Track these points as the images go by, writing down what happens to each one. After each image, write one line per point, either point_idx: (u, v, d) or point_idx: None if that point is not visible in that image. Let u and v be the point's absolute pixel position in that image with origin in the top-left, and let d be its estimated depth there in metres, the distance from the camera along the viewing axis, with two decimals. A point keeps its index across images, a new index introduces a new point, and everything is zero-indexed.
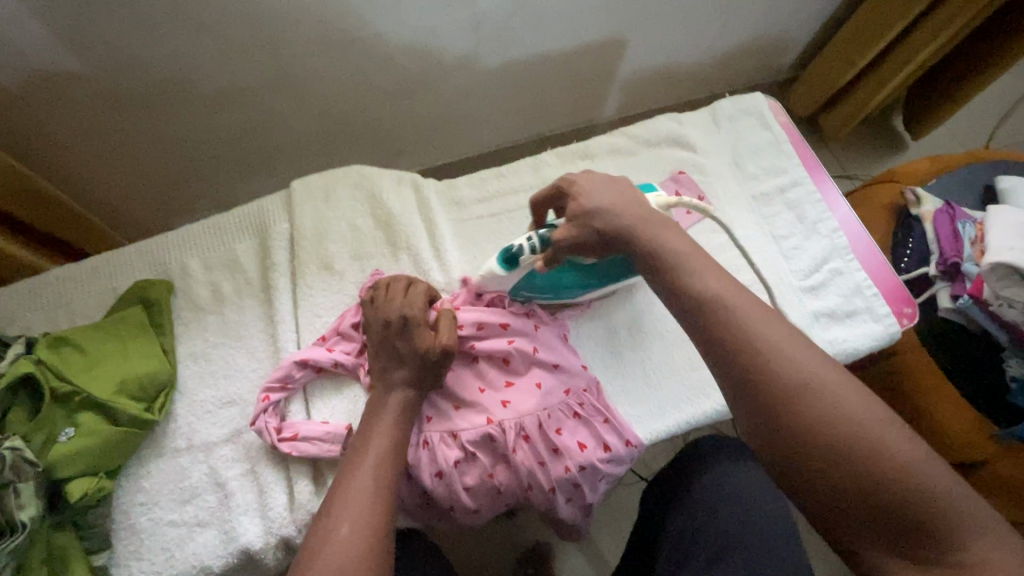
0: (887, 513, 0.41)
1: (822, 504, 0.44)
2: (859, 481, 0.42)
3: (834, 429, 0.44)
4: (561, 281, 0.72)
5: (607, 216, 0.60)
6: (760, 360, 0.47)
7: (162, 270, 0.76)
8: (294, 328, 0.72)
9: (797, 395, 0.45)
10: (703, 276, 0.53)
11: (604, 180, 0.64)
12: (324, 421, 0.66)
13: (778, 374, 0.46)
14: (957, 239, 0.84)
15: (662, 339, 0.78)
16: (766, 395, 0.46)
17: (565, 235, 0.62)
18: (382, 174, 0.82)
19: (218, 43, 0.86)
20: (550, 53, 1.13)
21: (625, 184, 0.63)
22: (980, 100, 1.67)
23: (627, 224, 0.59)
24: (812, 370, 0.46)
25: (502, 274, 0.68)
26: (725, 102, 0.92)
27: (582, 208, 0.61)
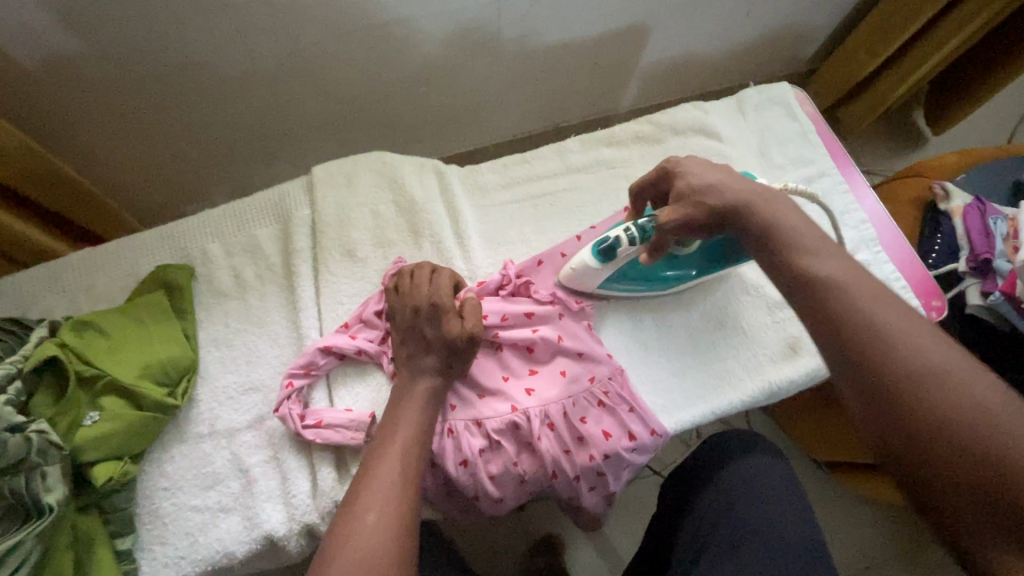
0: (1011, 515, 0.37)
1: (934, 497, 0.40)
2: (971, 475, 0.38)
3: (951, 416, 0.40)
4: (653, 271, 0.73)
5: (713, 195, 0.60)
6: None
7: (183, 255, 0.75)
8: (316, 315, 0.72)
9: (914, 374, 0.42)
10: (818, 258, 0.51)
11: (706, 162, 0.64)
12: (348, 409, 0.65)
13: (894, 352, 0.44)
14: (988, 235, 0.82)
15: (692, 331, 0.77)
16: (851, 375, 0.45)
17: (670, 218, 0.62)
18: (406, 161, 0.81)
19: (239, 27, 0.85)
20: (571, 41, 1.12)
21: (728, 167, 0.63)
22: (1003, 95, 1.64)
23: (736, 200, 0.58)
24: (903, 347, 0.44)
25: (596, 266, 0.69)
26: (751, 92, 0.90)
27: (690, 186, 0.61)
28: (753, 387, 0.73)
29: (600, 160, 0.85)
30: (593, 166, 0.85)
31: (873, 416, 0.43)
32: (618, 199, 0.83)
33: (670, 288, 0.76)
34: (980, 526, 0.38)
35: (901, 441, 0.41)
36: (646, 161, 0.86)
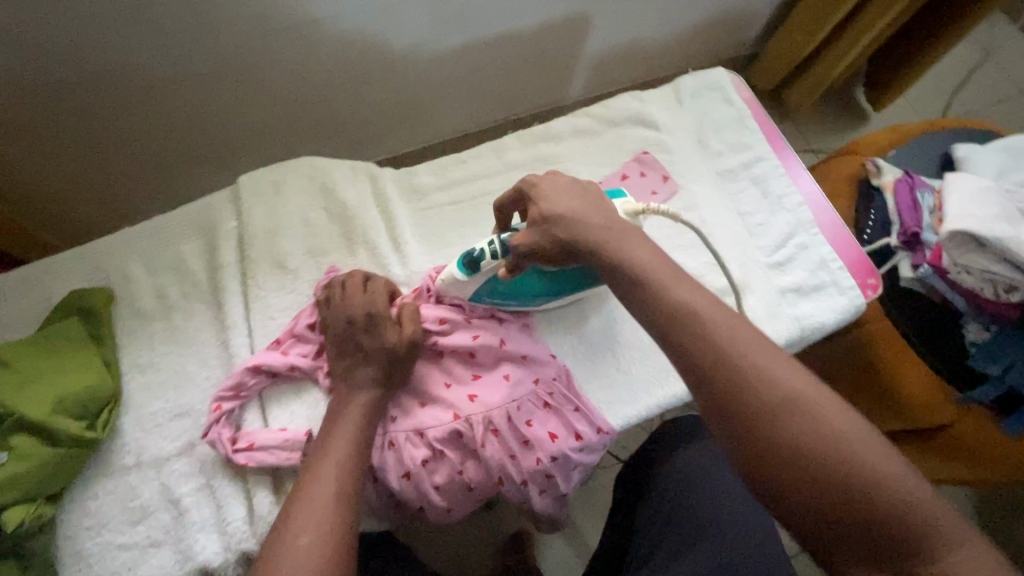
0: (867, 535, 0.42)
1: (805, 528, 0.44)
2: (833, 503, 0.43)
3: (814, 451, 0.44)
4: (519, 287, 0.69)
5: (567, 225, 0.60)
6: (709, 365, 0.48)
7: (101, 276, 0.71)
8: (246, 332, 0.68)
9: (778, 408, 0.46)
10: (670, 289, 0.53)
11: (568, 185, 0.63)
12: (282, 429, 0.63)
13: (757, 392, 0.47)
14: (916, 208, 0.84)
15: (591, 343, 0.75)
16: (732, 411, 0.47)
17: (523, 242, 0.62)
18: (336, 166, 0.78)
19: (158, 29, 0.80)
20: (512, 33, 1.10)
21: (588, 190, 0.63)
22: (937, 70, 1.70)
23: (584, 232, 0.59)
24: (781, 387, 0.47)
25: (460, 278, 0.67)
26: (688, 78, 0.90)
27: (544, 213, 0.61)
28: None
29: (538, 155, 0.84)
30: (532, 161, 0.84)
31: (755, 451, 0.46)
32: None
33: (534, 304, 0.73)
34: (851, 555, 0.43)
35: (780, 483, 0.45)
36: (585, 155, 0.85)
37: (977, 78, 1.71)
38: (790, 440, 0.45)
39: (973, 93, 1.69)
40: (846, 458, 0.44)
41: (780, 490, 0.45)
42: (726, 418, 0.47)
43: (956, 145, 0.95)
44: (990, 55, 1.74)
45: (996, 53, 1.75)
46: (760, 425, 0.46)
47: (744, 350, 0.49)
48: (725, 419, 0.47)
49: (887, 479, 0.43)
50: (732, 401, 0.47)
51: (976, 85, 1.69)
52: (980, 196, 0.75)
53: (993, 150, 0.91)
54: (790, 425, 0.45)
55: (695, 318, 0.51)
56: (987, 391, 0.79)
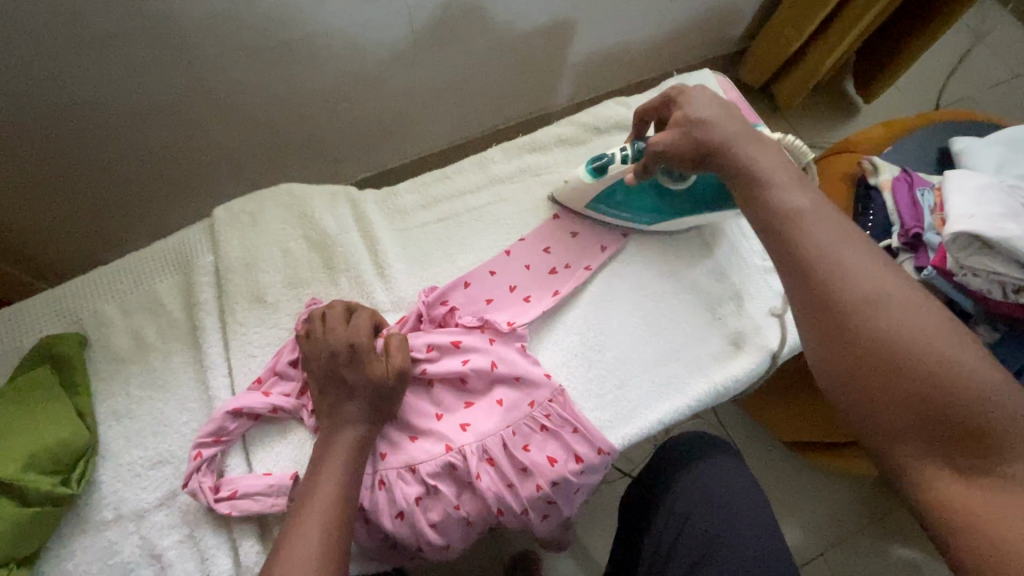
0: (937, 421, 0.42)
1: (871, 413, 0.45)
2: (903, 388, 0.43)
3: (892, 342, 0.45)
4: (641, 198, 0.73)
5: (708, 128, 0.59)
6: (804, 258, 0.50)
7: (73, 321, 0.68)
8: (227, 372, 0.66)
9: (866, 300, 0.47)
10: (788, 193, 0.54)
11: (717, 98, 0.62)
12: (267, 473, 0.61)
13: (844, 286, 0.48)
14: (916, 207, 0.81)
15: (640, 307, 0.74)
16: (818, 300, 0.49)
17: (661, 141, 0.62)
18: (315, 191, 0.76)
19: (125, 58, 0.78)
20: (493, 42, 1.08)
21: (733, 106, 0.62)
22: (927, 57, 1.68)
23: (725, 137, 0.59)
24: (874, 285, 0.47)
25: (587, 182, 0.72)
26: (673, 81, 0.88)
27: (687, 117, 0.61)
28: (698, 390, 0.71)
29: (523, 168, 0.82)
30: (518, 175, 0.81)
31: (833, 336, 0.47)
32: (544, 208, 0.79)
33: (649, 223, 0.75)
34: (913, 443, 0.43)
35: (853, 366, 0.46)
36: (572, 165, 0.82)
37: (969, 62, 1.68)
38: (869, 331, 0.46)
39: (965, 78, 1.66)
40: (924, 352, 0.44)
41: (853, 382, 0.46)
42: (810, 310, 0.49)
43: (952, 138, 0.94)
44: (981, 38, 1.72)
45: (987, 36, 1.73)
46: (844, 317, 0.47)
47: (847, 253, 0.49)
48: (809, 312, 0.49)
49: (965, 377, 0.42)
50: (822, 293, 0.48)
51: (967, 70, 1.67)
52: (981, 193, 0.73)
53: (991, 141, 0.89)
54: (875, 319, 0.46)
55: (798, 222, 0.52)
56: None
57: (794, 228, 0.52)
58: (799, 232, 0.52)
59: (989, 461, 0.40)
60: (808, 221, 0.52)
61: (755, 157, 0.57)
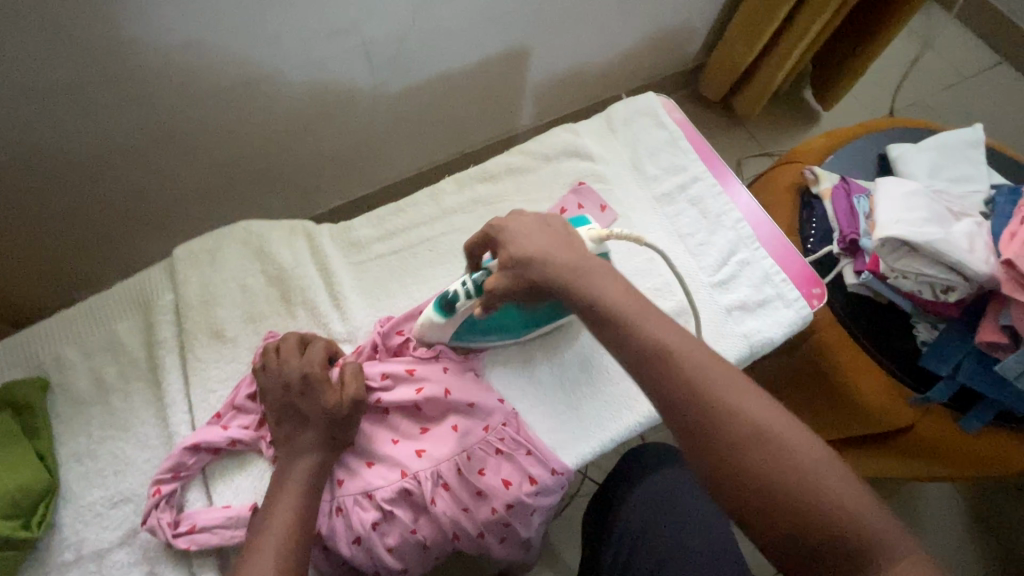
0: (835, 555, 0.43)
1: (779, 553, 0.45)
2: (800, 527, 0.44)
3: (778, 480, 0.45)
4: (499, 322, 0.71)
5: (536, 267, 0.60)
6: (680, 397, 0.50)
7: (34, 366, 0.69)
8: (187, 408, 0.67)
9: (746, 441, 0.47)
10: (649, 328, 0.53)
11: (535, 224, 0.64)
12: (226, 506, 0.62)
13: (723, 429, 0.48)
14: (853, 215, 0.85)
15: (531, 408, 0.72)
16: (702, 444, 0.48)
17: (498, 285, 0.62)
18: (272, 227, 0.78)
19: (85, 106, 0.80)
20: (451, 71, 1.11)
21: (554, 225, 0.64)
22: (880, 65, 1.74)
23: (557, 273, 0.59)
24: (749, 421, 0.48)
25: (439, 321, 0.67)
26: (618, 106, 0.92)
27: (514, 257, 0.61)
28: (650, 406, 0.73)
29: (474, 197, 0.85)
30: (469, 204, 0.84)
31: (724, 481, 0.47)
32: None
33: (518, 334, 0.74)
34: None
35: (750, 510, 0.46)
36: (522, 192, 0.86)
37: (920, 67, 1.74)
38: (757, 474, 0.46)
39: (917, 82, 1.72)
40: (807, 486, 0.45)
41: (754, 523, 0.46)
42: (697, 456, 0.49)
43: (890, 146, 0.97)
44: (930, 43, 1.78)
45: (935, 41, 1.79)
46: (732, 465, 0.47)
47: (719, 390, 0.49)
48: (697, 455, 0.49)
49: (848, 506, 0.44)
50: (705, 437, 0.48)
51: (919, 75, 1.73)
52: (909, 199, 0.77)
53: (925, 146, 0.93)
54: (761, 464, 0.46)
55: (661, 359, 0.51)
56: (942, 391, 0.79)
57: (662, 365, 0.51)
58: (665, 376, 0.51)
59: None
60: (668, 355, 0.51)
61: (597, 288, 0.57)
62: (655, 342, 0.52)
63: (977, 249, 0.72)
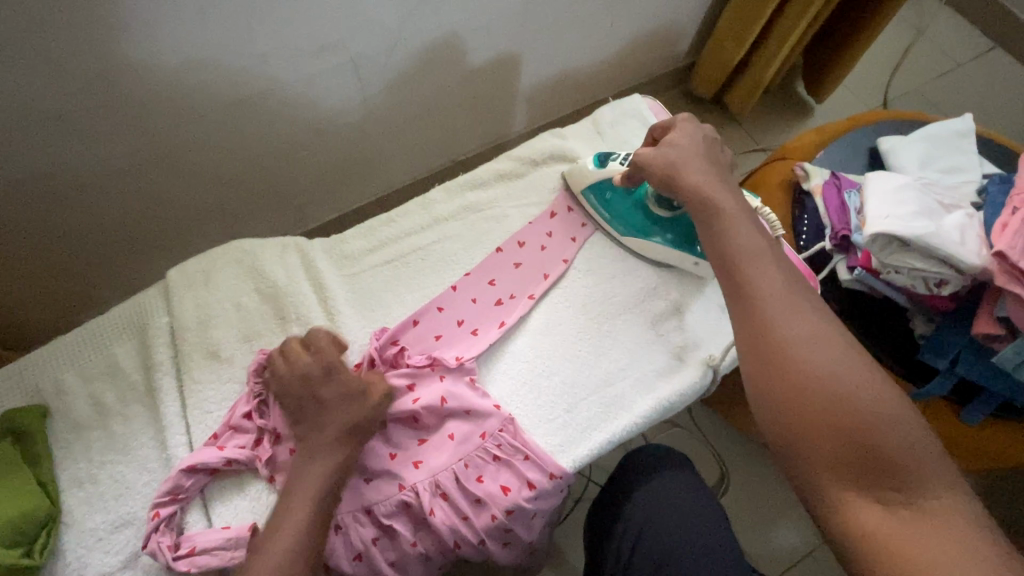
0: (859, 455, 0.47)
1: (805, 447, 0.49)
2: (832, 424, 0.48)
3: (824, 378, 0.50)
4: (625, 211, 0.80)
5: (683, 162, 0.69)
6: (751, 293, 0.56)
7: (33, 393, 0.69)
8: (184, 429, 0.68)
9: (808, 338, 0.52)
10: (739, 237, 0.61)
11: (697, 138, 0.72)
12: (225, 527, 0.62)
13: (789, 325, 0.53)
14: (845, 211, 0.85)
15: (586, 351, 0.76)
16: (766, 335, 0.53)
17: (645, 155, 0.71)
18: (264, 245, 0.79)
19: (78, 132, 0.80)
20: (441, 80, 1.12)
21: (711, 147, 0.72)
22: (872, 54, 1.73)
23: (693, 171, 0.68)
24: (813, 326, 0.53)
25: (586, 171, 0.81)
26: (605, 109, 0.92)
27: (671, 143, 0.71)
28: (645, 407, 0.73)
29: (465, 205, 0.85)
30: (461, 212, 0.85)
31: (779, 368, 0.51)
32: (488, 241, 0.82)
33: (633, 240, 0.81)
34: (838, 472, 0.48)
35: (792, 401, 0.50)
36: (512, 198, 0.86)
37: (912, 56, 1.73)
38: (806, 367, 0.51)
39: (911, 71, 1.71)
40: (847, 390, 0.49)
41: (789, 417, 0.50)
42: (756, 347, 0.53)
43: (880, 138, 0.97)
44: (922, 31, 1.77)
45: (927, 29, 1.78)
46: (790, 356, 0.52)
47: (790, 298, 0.55)
48: (755, 343, 0.53)
49: (878, 416, 0.48)
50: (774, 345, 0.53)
51: (912, 63, 1.72)
52: (899, 193, 0.76)
53: (916, 137, 0.92)
54: (814, 360, 0.51)
55: (749, 263, 0.59)
56: (941, 385, 0.78)
57: (742, 266, 0.59)
58: (743, 275, 0.58)
59: (899, 489, 0.46)
60: (750, 258, 0.59)
61: (715, 198, 0.65)
62: (741, 247, 0.60)
63: (967, 242, 0.72)
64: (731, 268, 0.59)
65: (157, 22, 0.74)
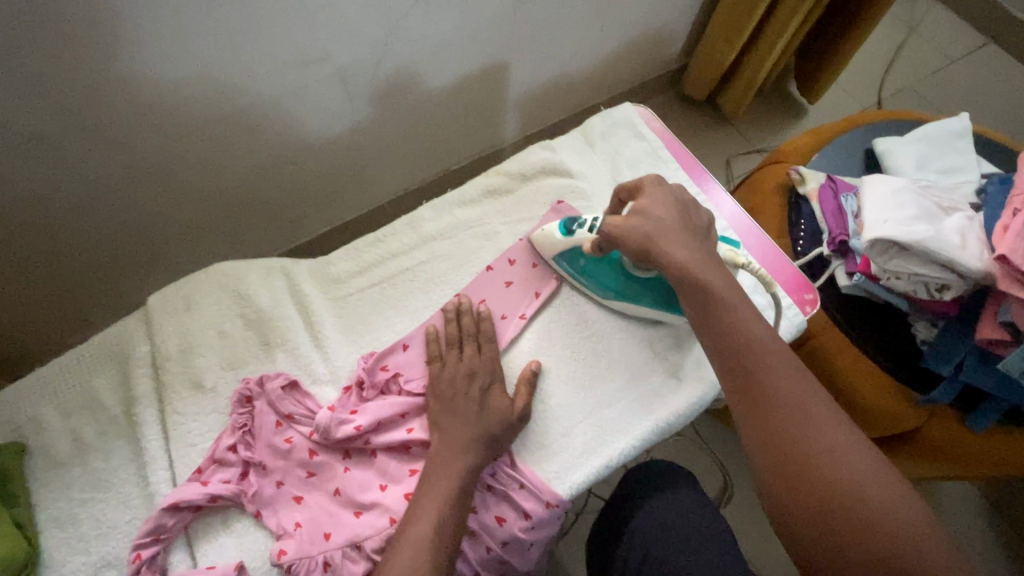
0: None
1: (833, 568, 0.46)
2: (860, 546, 0.45)
3: (846, 493, 0.47)
4: (602, 275, 0.75)
5: (664, 234, 0.64)
6: (762, 394, 0.52)
7: (11, 430, 0.67)
8: (167, 464, 0.65)
9: (824, 449, 0.49)
10: (748, 323, 0.57)
11: (674, 201, 0.67)
12: (211, 566, 0.60)
13: (808, 435, 0.50)
14: (842, 215, 0.83)
15: (575, 382, 0.73)
16: (778, 444, 0.50)
17: (613, 226, 0.67)
18: (249, 269, 0.77)
19: (57, 157, 0.78)
20: (430, 92, 1.10)
21: (687, 208, 0.67)
22: (865, 52, 1.72)
23: (675, 243, 0.63)
24: (830, 433, 0.50)
25: (554, 237, 0.75)
26: (595, 119, 0.90)
27: (643, 211, 0.66)
28: (642, 429, 0.71)
29: (454, 223, 0.83)
30: (449, 230, 0.83)
31: (795, 481, 0.49)
32: (478, 259, 0.81)
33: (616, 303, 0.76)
34: None
35: (812, 519, 0.47)
36: (501, 214, 0.84)
37: (905, 53, 1.72)
38: (824, 481, 0.48)
39: (904, 68, 1.70)
40: (870, 506, 0.46)
41: (811, 537, 0.47)
42: (771, 458, 0.50)
43: (876, 139, 0.95)
44: (914, 28, 1.76)
45: (919, 26, 1.77)
46: (807, 469, 0.49)
47: (802, 399, 0.52)
48: (766, 450, 0.51)
49: (908, 534, 0.45)
50: (766, 417, 0.52)
51: (905, 60, 1.71)
52: (898, 197, 0.75)
53: (912, 138, 0.91)
54: (832, 474, 0.48)
55: (760, 357, 0.54)
56: (946, 392, 0.77)
57: (752, 360, 0.54)
58: (752, 372, 0.54)
59: None
60: (760, 351, 0.55)
61: (706, 275, 0.60)
62: (751, 336, 0.56)
63: (969, 246, 0.70)
64: (738, 360, 0.55)
65: (135, 41, 0.72)
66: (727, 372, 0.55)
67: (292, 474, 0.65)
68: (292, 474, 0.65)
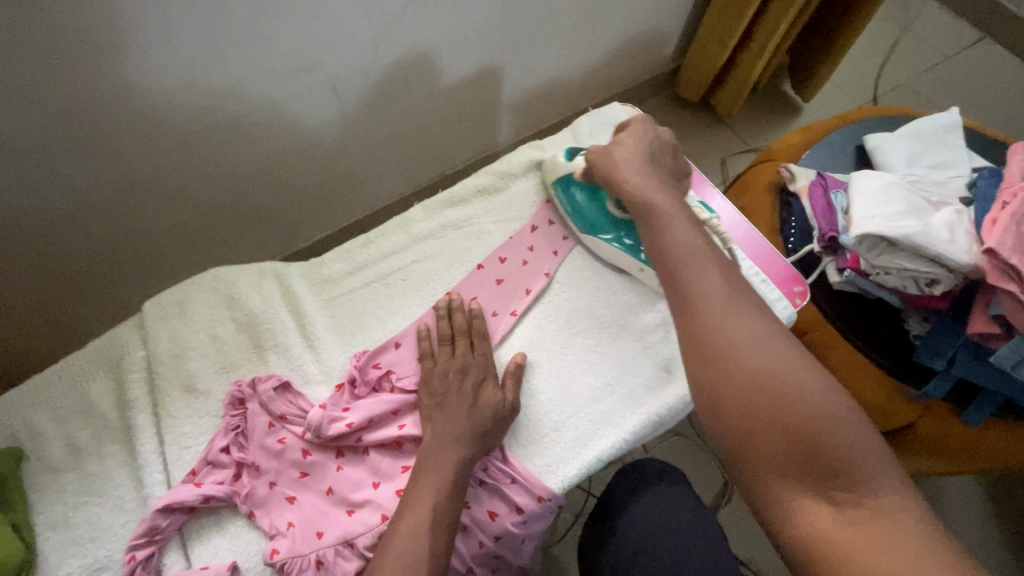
0: (803, 454, 0.47)
1: (748, 450, 0.49)
2: (775, 425, 0.48)
3: (765, 377, 0.49)
4: (583, 207, 0.80)
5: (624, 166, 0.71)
6: (691, 291, 0.55)
7: (8, 437, 0.68)
8: (161, 467, 0.66)
9: (746, 337, 0.51)
10: (683, 233, 0.61)
11: (638, 138, 0.75)
12: (205, 566, 0.61)
13: (732, 325, 0.52)
14: (831, 212, 0.84)
15: (565, 376, 0.74)
16: (704, 334, 0.53)
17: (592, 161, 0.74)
18: (242, 272, 0.77)
19: (51, 166, 0.79)
20: (423, 96, 1.11)
21: (647, 146, 0.74)
22: (859, 50, 1.72)
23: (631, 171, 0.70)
24: (754, 325, 0.52)
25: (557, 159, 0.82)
26: (583, 119, 0.91)
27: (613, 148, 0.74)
28: (634, 423, 0.72)
29: (444, 223, 0.84)
30: (440, 230, 0.83)
31: (718, 369, 0.51)
32: (468, 258, 0.81)
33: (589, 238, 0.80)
34: (785, 474, 0.47)
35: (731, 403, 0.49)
36: (492, 214, 0.85)
37: (900, 50, 1.72)
38: (745, 366, 0.50)
39: (898, 65, 1.70)
40: (786, 390, 0.49)
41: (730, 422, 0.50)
42: (696, 348, 0.53)
43: (867, 135, 0.95)
44: (908, 26, 1.76)
45: (913, 23, 1.77)
46: (729, 357, 0.51)
47: (728, 293, 0.55)
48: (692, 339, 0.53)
49: (820, 412, 0.48)
50: (707, 333, 0.52)
51: (899, 58, 1.71)
52: (885, 192, 0.75)
53: (902, 133, 0.91)
54: (753, 360, 0.50)
55: (694, 260, 0.58)
56: (938, 386, 0.77)
57: (686, 264, 0.58)
58: (687, 273, 0.57)
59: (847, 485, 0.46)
60: (694, 255, 0.59)
61: (654, 198, 0.67)
62: (686, 244, 0.60)
63: (958, 239, 0.70)
64: (676, 264, 0.59)
65: (125, 52, 0.72)
66: (665, 275, 0.59)
67: (285, 475, 0.66)
68: (285, 474, 0.66)
